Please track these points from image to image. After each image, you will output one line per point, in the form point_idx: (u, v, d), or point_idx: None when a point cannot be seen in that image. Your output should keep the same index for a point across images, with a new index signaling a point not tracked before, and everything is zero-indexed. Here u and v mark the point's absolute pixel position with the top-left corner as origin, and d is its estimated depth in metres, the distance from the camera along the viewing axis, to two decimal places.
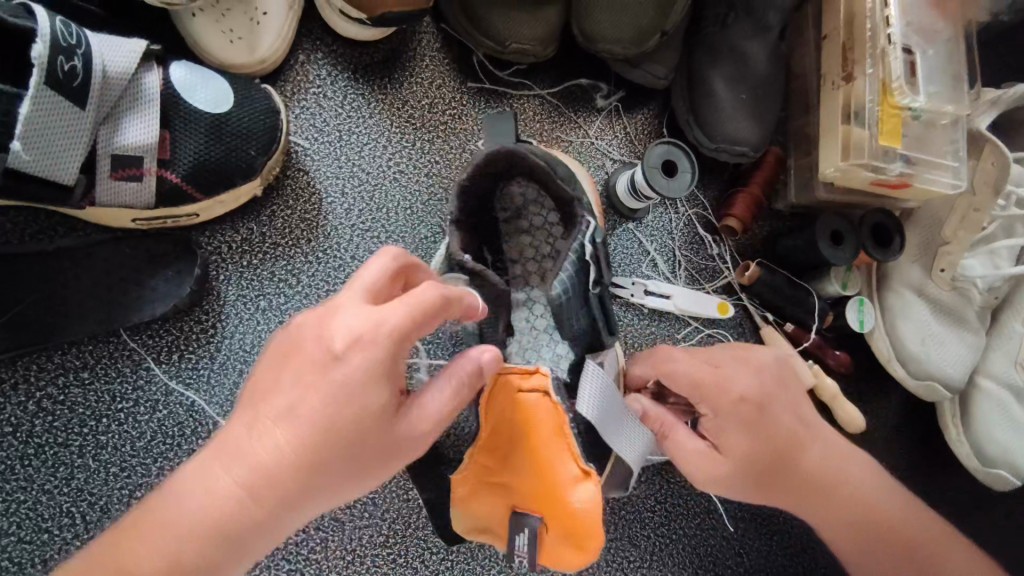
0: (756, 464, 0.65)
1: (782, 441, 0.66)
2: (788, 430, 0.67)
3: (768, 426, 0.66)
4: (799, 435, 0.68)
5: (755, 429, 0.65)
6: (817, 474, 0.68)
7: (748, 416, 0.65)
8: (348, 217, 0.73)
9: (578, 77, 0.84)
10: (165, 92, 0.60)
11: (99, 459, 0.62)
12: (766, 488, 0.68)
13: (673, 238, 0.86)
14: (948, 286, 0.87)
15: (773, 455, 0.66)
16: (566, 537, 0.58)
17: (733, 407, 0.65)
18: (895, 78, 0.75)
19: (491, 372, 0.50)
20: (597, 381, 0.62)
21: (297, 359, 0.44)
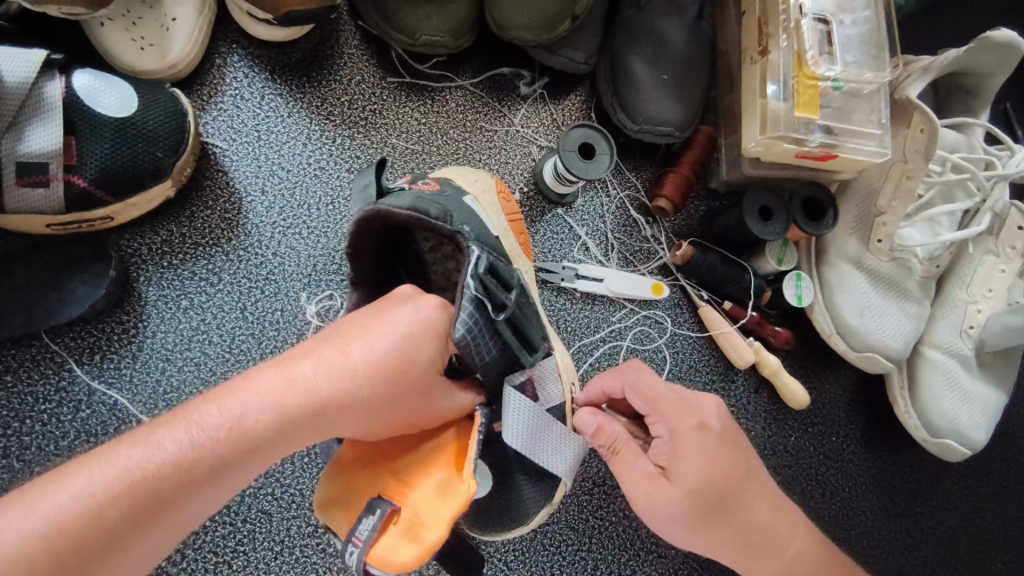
0: (707, 503, 0.61)
1: (703, 449, 0.61)
2: (744, 474, 0.63)
3: (730, 474, 0.62)
4: (724, 452, 0.62)
5: (713, 469, 0.61)
6: (736, 500, 0.62)
7: (709, 455, 0.61)
8: (268, 215, 0.74)
9: (500, 66, 0.85)
10: (67, 100, 0.62)
11: (24, 459, 0.64)
12: (712, 531, 0.63)
13: (605, 221, 0.86)
14: (886, 257, 0.85)
15: (725, 499, 0.62)
16: (405, 529, 0.48)
17: (698, 440, 0.61)
18: (808, 48, 0.76)
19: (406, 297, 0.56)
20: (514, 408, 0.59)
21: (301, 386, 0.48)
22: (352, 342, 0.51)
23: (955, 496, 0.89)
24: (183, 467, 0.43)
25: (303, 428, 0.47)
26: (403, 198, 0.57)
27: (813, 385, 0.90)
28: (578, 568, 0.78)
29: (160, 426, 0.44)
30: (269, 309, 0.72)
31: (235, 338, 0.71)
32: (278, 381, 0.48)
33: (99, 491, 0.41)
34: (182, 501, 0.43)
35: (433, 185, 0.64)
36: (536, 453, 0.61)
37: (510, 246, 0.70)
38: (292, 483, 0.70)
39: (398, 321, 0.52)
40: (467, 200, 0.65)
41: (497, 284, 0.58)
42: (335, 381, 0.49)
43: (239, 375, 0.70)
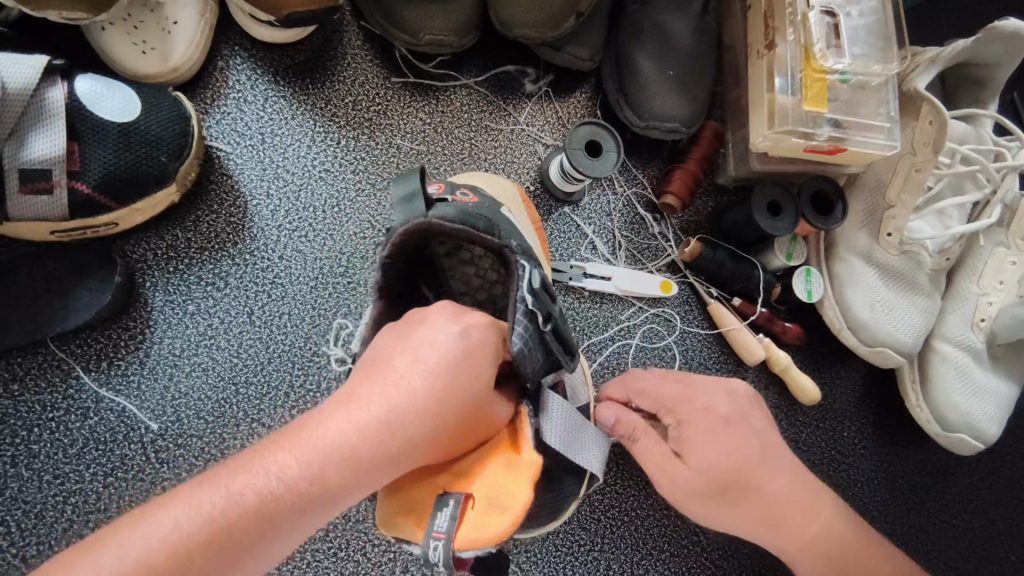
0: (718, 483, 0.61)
1: (709, 422, 0.62)
2: (761, 452, 0.62)
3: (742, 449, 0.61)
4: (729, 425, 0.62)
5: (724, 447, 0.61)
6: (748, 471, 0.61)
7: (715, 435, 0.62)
8: (274, 218, 0.74)
9: (505, 64, 0.84)
10: (70, 105, 0.62)
11: (31, 467, 0.64)
12: (733, 510, 0.62)
13: (613, 219, 0.86)
14: (896, 251, 0.85)
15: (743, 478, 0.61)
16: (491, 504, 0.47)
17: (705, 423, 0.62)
18: (816, 41, 0.74)
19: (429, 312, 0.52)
20: (555, 408, 0.57)
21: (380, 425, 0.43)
22: (410, 370, 0.46)
23: (968, 490, 0.88)
24: (260, 510, 0.40)
25: (372, 461, 0.43)
26: (448, 209, 0.55)
27: (823, 380, 0.89)
28: (591, 568, 0.77)
29: (237, 471, 0.41)
30: (277, 313, 0.72)
31: (243, 343, 0.70)
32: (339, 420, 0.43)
33: (192, 532, 0.38)
34: (269, 546, 0.40)
35: (472, 196, 0.63)
36: (575, 452, 0.58)
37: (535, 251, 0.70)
38: None
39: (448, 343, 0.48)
40: (503, 211, 0.64)
41: (545, 297, 0.57)
42: (410, 418, 0.44)
43: (248, 379, 0.69)
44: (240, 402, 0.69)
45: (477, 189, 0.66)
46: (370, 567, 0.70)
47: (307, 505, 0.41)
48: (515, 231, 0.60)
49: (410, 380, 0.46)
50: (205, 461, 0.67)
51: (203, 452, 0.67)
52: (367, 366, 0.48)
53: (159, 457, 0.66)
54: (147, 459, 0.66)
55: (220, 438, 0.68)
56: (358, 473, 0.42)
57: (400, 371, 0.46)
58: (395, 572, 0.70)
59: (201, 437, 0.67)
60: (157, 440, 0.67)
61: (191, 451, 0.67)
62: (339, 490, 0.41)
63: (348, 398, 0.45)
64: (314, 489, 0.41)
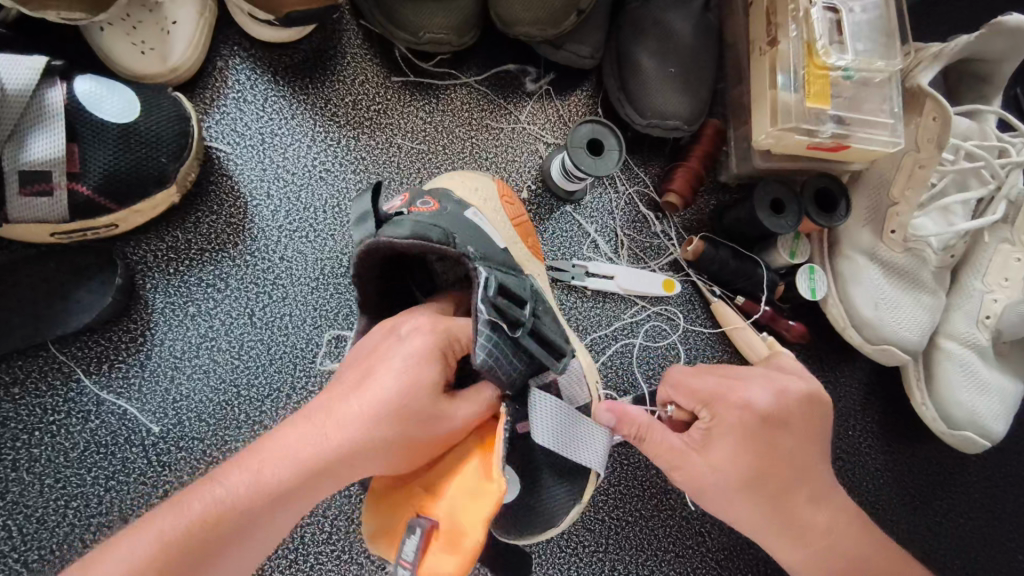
0: (755, 479, 0.60)
1: (743, 422, 0.60)
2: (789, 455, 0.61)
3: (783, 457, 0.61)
4: (767, 426, 0.61)
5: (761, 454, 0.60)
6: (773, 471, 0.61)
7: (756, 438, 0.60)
8: (275, 218, 0.73)
9: (506, 63, 0.84)
10: (70, 107, 0.61)
11: (33, 471, 0.64)
12: (757, 509, 0.62)
13: (615, 218, 0.85)
14: (900, 249, 0.84)
15: (777, 475, 0.61)
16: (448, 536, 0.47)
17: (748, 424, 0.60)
18: (819, 38, 0.74)
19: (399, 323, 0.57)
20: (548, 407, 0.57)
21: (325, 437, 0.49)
22: (358, 390, 0.52)
23: (974, 489, 0.88)
24: (206, 523, 0.45)
25: (337, 469, 0.49)
26: (403, 225, 0.55)
27: (828, 379, 0.89)
28: (595, 569, 0.77)
29: (195, 489, 0.48)
30: (278, 314, 0.71)
31: (244, 344, 0.70)
32: (312, 439, 0.49)
33: (140, 553, 0.44)
34: (218, 557, 0.45)
35: (433, 204, 0.64)
36: (569, 449, 0.59)
37: (520, 253, 0.70)
38: None
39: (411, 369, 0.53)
40: (468, 214, 0.65)
41: (511, 301, 0.57)
42: (349, 430, 0.49)
43: (249, 381, 0.69)
44: (242, 404, 0.69)
45: (441, 191, 0.67)
46: (374, 569, 0.69)
47: (278, 507, 0.47)
48: (475, 239, 0.61)
49: (383, 388, 0.51)
50: (206, 463, 0.67)
51: (205, 454, 0.67)
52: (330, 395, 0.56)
53: (161, 460, 0.66)
54: (149, 462, 0.66)
55: (222, 440, 0.67)
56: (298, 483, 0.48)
57: (373, 384, 0.52)
58: None
59: (202, 439, 0.67)
60: (159, 443, 0.66)
61: (193, 454, 0.67)
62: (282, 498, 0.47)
63: (326, 410, 0.51)
64: (259, 498, 0.47)
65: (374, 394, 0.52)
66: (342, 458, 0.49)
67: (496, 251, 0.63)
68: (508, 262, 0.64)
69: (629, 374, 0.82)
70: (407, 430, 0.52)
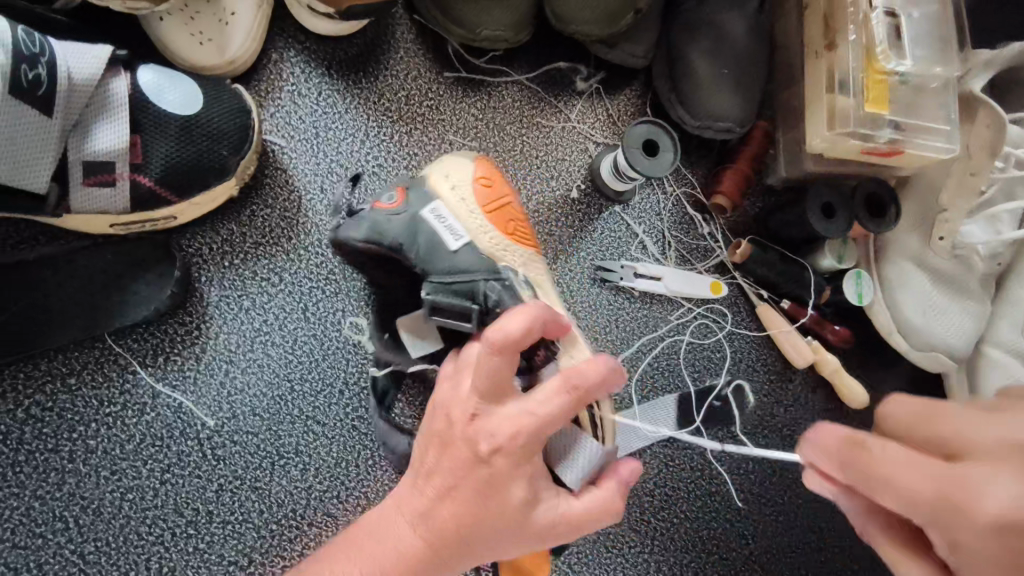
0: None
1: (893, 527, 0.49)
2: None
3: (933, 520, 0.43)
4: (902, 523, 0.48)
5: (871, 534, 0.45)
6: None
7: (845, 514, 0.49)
8: (328, 213, 0.73)
9: (557, 60, 0.83)
10: (134, 98, 0.61)
11: (89, 463, 0.63)
12: None
13: (662, 219, 0.85)
14: (948, 255, 0.84)
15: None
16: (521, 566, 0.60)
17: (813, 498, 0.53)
18: (880, 42, 0.74)
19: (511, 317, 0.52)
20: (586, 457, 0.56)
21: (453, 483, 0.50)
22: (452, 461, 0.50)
23: None
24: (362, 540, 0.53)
25: (477, 551, 0.50)
26: (364, 223, 0.64)
27: (870, 384, 0.88)
28: (641, 570, 0.77)
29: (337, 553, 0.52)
30: (331, 309, 0.71)
31: (298, 339, 0.70)
32: (443, 508, 0.50)
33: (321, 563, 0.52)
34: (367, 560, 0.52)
35: (398, 196, 0.67)
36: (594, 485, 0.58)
37: (488, 245, 0.66)
38: (357, 486, 0.68)
39: (539, 406, 0.49)
40: (427, 213, 0.66)
41: (455, 302, 0.63)
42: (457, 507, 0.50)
43: (302, 376, 0.69)
44: (295, 399, 0.68)
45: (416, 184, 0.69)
46: None
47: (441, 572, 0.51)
48: (425, 241, 0.65)
49: (484, 508, 0.49)
50: (260, 457, 0.67)
51: (259, 448, 0.67)
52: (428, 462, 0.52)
53: (216, 454, 0.66)
54: (203, 456, 0.66)
55: (276, 435, 0.67)
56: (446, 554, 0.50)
57: (481, 492, 0.49)
58: None
59: (256, 434, 0.67)
60: (213, 437, 0.66)
61: (247, 448, 0.67)
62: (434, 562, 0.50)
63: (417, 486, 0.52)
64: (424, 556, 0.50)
65: (494, 485, 0.49)
66: (474, 550, 0.50)
67: (449, 252, 0.65)
68: (468, 262, 0.65)
69: (675, 375, 0.81)
70: (508, 512, 0.49)
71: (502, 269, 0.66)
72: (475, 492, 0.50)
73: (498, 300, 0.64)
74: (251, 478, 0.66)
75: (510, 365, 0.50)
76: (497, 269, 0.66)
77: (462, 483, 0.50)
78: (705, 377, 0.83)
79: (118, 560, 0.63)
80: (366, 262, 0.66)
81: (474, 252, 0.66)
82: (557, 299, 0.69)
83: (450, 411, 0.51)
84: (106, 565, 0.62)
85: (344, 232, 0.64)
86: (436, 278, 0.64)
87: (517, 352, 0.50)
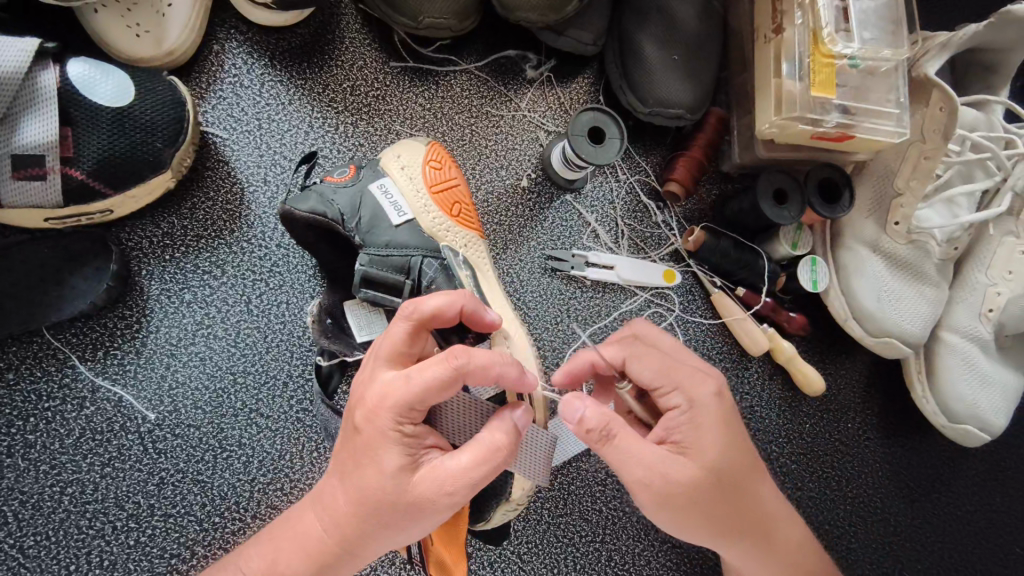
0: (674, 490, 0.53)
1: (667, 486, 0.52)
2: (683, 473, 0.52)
3: (708, 528, 0.55)
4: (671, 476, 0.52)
5: (662, 511, 0.53)
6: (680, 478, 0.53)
7: (669, 510, 0.53)
8: (271, 205, 0.72)
9: (506, 49, 0.83)
10: (63, 90, 0.60)
11: (28, 457, 0.64)
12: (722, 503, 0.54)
13: (615, 207, 0.84)
14: (904, 240, 0.83)
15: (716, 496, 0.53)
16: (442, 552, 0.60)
17: (654, 505, 0.53)
18: (825, 25, 0.73)
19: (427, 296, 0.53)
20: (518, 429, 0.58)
21: (351, 463, 0.50)
22: (353, 454, 0.50)
23: (972, 482, 0.87)
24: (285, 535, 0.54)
25: (375, 533, 0.50)
26: (309, 196, 0.63)
27: (828, 371, 0.88)
28: (592, 559, 0.77)
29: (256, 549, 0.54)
30: (274, 302, 0.71)
31: (240, 332, 0.69)
32: (341, 489, 0.51)
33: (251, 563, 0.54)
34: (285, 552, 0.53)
35: (349, 171, 0.67)
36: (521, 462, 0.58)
37: (429, 226, 0.67)
38: (301, 479, 0.67)
39: (417, 375, 0.48)
40: (374, 187, 0.67)
41: (392, 278, 0.63)
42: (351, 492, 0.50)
43: (245, 369, 0.69)
44: (238, 392, 0.68)
45: (366, 164, 0.70)
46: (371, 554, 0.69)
47: (353, 556, 0.51)
48: (368, 214, 0.65)
49: (367, 482, 0.49)
50: (203, 450, 0.67)
51: (201, 441, 0.67)
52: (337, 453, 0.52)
53: (157, 447, 0.66)
54: (144, 449, 0.66)
55: (218, 428, 0.67)
56: (358, 542, 0.50)
57: (360, 465, 0.49)
58: (396, 562, 0.70)
59: (198, 427, 0.67)
60: (154, 430, 0.66)
61: (188, 441, 0.67)
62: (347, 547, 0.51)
63: (325, 483, 0.52)
64: (335, 550, 0.51)
65: (370, 454, 0.49)
66: (375, 535, 0.50)
67: (390, 227, 0.65)
68: (407, 239, 0.65)
69: None
70: (390, 486, 0.48)
71: (440, 248, 0.66)
72: (360, 471, 0.49)
73: (431, 281, 0.65)
74: (193, 471, 0.66)
75: (409, 339, 0.52)
76: (435, 248, 0.66)
77: (350, 464, 0.50)
78: None
79: (57, 555, 0.62)
80: (314, 239, 0.66)
81: (416, 230, 0.66)
82: (494, 287, 0.69)
83: (351, 391, 0.52)
84: (45, 560, 0.62)
85: (291, 202, 0.63)
86: (372, 252, 0.64)
87: (419, 326, 0.52)
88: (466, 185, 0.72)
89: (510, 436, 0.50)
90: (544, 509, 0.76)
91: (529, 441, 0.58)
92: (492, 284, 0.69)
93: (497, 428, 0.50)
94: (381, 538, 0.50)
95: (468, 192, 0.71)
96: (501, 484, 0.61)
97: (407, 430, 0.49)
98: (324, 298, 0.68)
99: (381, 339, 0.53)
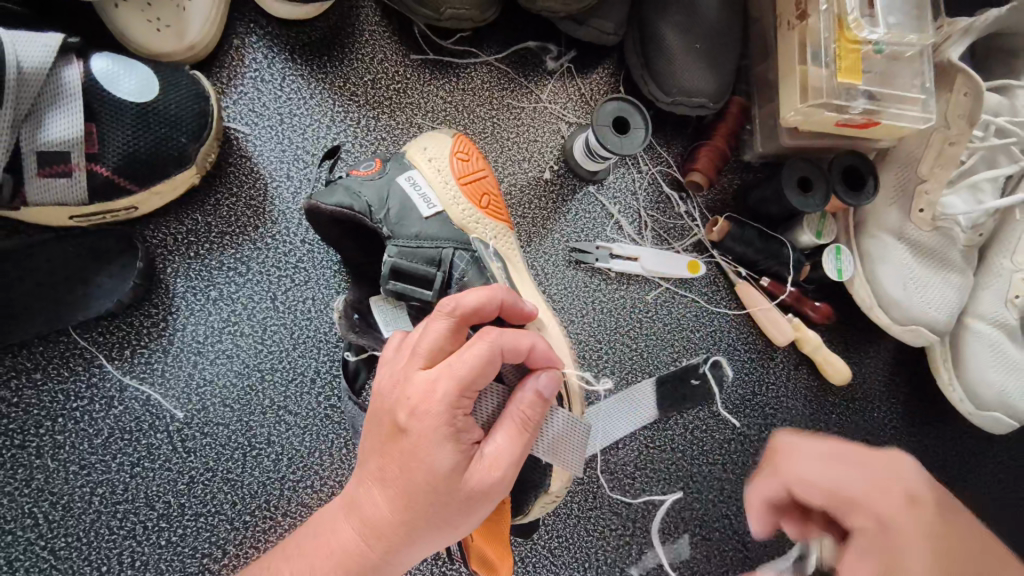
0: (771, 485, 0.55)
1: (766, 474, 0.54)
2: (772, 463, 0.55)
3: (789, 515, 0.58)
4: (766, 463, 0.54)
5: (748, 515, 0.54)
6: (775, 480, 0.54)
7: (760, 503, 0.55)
8: (295, 200, 0.72)
9: (527, 40, 0.82)
10: (87, 85, 0.60)
11: (57, 458, 0.63)
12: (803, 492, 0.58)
13: (638, 198, 0.83)
14: (929, 227, 0.82)
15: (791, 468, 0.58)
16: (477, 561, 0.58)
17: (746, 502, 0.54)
18: (850, 11, 0.72)
19: (469, 292, 0.54)
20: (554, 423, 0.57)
21: (392, 468, 0.49)
22: (393, 460, 0.49)
23: (1000, 469, 0.87)
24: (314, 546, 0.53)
25: (424, 534, 0.49)
26: (336, 190, 0.63)
27: (852, 360, 0.87)
28: (622, 553, 0.76)
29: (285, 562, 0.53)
30: (300, 299, 0.70)
31: (267, 328, 0.69)
32: (382, 496, 0.50)
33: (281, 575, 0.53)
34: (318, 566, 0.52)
35: (375, 165, 0.67)
36: (559, 457, 0.57)
37: (461, 217, 0.67)
38: (331, 476, 0.67)
39: (459, 359, 0.49)
40: (401, 179, 0.66)
41: (422, 270, 0.62)
42: (393, 498, 0.49)
43: (273, 366, 0.68)
44: (266, 390, 0.67)
45: (393, 156, 0.69)
46: None
47: (394, 561, 0.51)
48: (397, 208, 0.64)
49: (417, 478, 0.48)
50: (232, 449, 0.66)
51: (230, 439, 0.66)
52: (375, 459, 0.51)
53: (186, 446, 0.65)
54: (173, 448, 0.65)
55: (246, 426, 0.66)
56: (403, 547, 0.50)
57: (407, 465, 0.48)
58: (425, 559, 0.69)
59: (226, 425, 0.66)
60: (183, 429, 0.66)
61: (217, 439, 0.66)
62: (387, 553, 0.50)
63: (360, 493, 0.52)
64: (375, 558, 0.50)
65: (418, 455, 0.48)
66: (420, 537, 0.49)
67: (420, 219, 0.65)
68: (438, 231, 0.65)
69: (655, 356, 0.80)
70: (438, 484, 0.48)
71: (470, 240, 0.66)
72: (402, 473, 0.49)
73: (462, 274, 0.64)
74: (223, 469, 0.65)
75: (452, 334, 0.52)
76: (466, 240, 0.66)
77: (391, 465, 0.49)
78: (684, 357, 0.81)
79: (89, 556, 0.62)
80: (339, 235, 0.66)
81: (446, 222, 0.66)
82: (524, 277, 0.69)
83: (384, 393, 0.51)
84: (76, 561, 0.61)
85: (318, 195, 0.62)
86: (400, 243, 0.63)
87: (461, 321, 0.52)
88: (493, 176, 0.72)
89: (540, 399, 0.52)
90: (574, 504, 0.76)
91: (569, 436, 0.58)
92: (519, 275, 0.69)
93: (522, 397, 0.52)
94: (431, 539, 0.50)
95: (496, 185, 0.71)
96: (537, 477, 0.60)
97: (459, 424, 0.49)
98: (350, 295, 0.67)
99: (420, 334, 0.52)
